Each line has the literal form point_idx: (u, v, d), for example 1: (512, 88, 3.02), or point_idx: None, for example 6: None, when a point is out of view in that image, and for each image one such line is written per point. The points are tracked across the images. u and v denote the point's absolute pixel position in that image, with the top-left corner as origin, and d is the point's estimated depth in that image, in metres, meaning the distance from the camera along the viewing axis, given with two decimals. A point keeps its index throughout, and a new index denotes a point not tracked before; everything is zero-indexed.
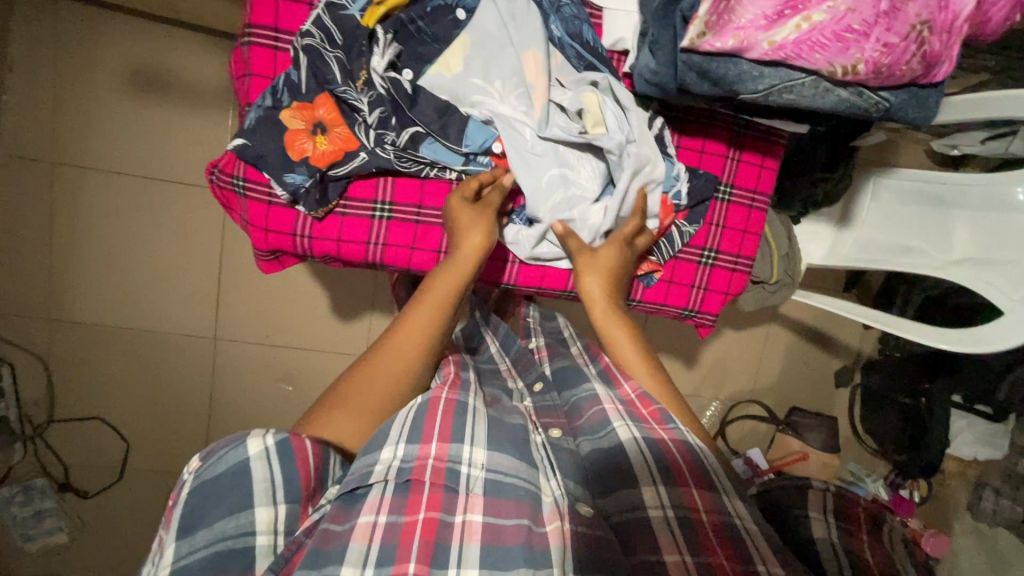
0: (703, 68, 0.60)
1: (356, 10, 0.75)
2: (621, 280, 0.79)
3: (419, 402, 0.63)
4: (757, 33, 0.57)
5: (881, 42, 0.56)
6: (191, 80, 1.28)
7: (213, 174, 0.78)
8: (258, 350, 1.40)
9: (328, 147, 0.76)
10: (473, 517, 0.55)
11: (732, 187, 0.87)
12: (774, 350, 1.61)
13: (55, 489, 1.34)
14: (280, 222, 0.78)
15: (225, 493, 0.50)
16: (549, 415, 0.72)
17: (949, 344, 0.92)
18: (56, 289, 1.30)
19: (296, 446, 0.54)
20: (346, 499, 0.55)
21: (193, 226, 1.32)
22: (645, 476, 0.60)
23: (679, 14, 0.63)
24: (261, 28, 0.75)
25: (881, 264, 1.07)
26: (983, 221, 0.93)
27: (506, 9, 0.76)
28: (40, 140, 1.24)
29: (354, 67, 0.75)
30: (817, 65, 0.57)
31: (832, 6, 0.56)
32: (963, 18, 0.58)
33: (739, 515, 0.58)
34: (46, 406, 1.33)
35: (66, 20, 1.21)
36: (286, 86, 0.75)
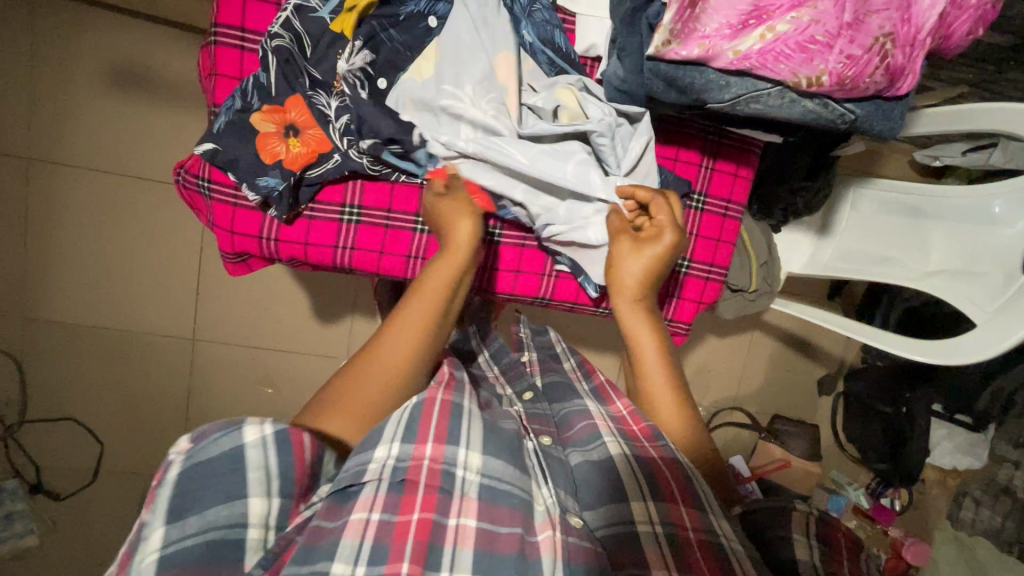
0: (669, 76, 0.60)
1: (328, 13, 0.74)
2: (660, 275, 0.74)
3: (414, 401, 0.59)
4: (721, 42, 0.57)
5: (844, 53, 0.56)
6: (172, 77, 1.27)
7: (179, 174, 0.77)
8: (237, 351, 1.38)
9: (300, 153, 0.74)
10: (467, 522, 0.53)
11: (706, 195, 0.85)
12: (758, 358, 1.61)
13: (27, 491, 1.31)
14: (246, 224, 0.76)
15: (220, 478, 0.48)
16: (540, 423, 0.70)
17: (922, 356, 0.92)
18: (30, 287, 1.28)
19: (293, 437, 0.51)
20: (338, 495, 0.52)
21: (171, 224, 1.31)
22: (635, 491, 0.59)
23: (645, 21, 0.64)
24: (227, 28, 0.74)
25: (860, 274, 1.05)
26: (959, 235, 0.93)
27: (478, 14, 0.75)
28: (16, 136, 1.22)
29: (329, 76, 0.75)
30: (781, 76, 0.57)
31: (796, 16, 0.55)
32: (925, 31, 0.58)
33: (725, 535, 0.56)
34: (19, 407, 1.31)
35: (43, 16, 1.19)
36: (254, 88, 0.73)
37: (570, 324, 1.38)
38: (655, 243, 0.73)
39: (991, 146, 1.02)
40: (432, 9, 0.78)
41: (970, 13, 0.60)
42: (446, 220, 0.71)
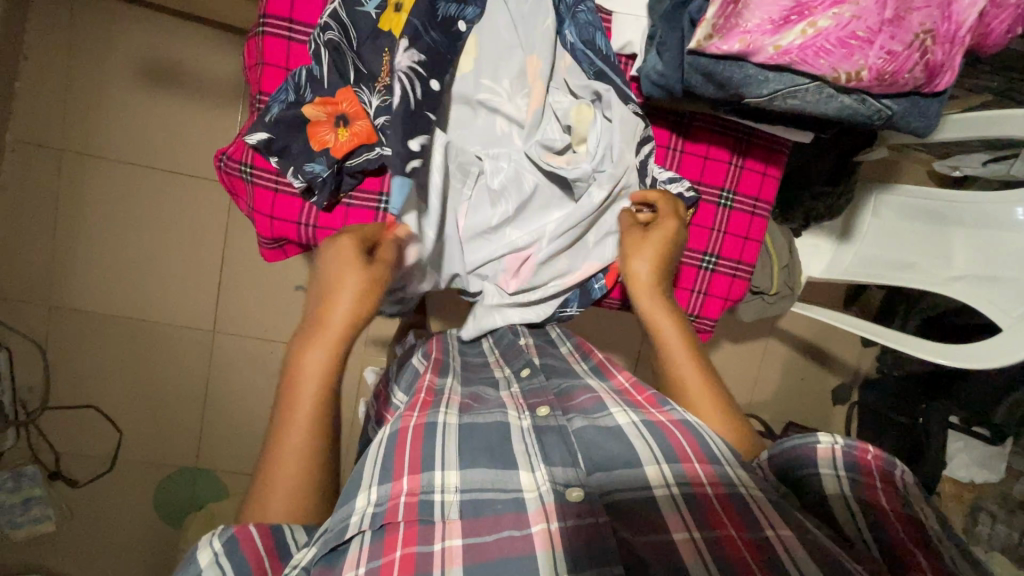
0: (708, 70, 0.61)
1: (373, 7, 0.72)
2: (671, 254, 0.77)
3: (387, 435, 0.62)
4: (763, 37, 0.57)
5: (884, 49, 0.57)
6: (204, 73, 1.30)
7: (220, 160, 0.76)
8: (256, 344, 1.39)
9: (348, 141, 0.72)
10: (453, 543, 0.52)
11: (734, 193, 0.85)
12: (772, 365, 1.61)
13: (45, 477, 1.33)
14: (286, 210, 0.76)
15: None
16: (538, 395, 0.70)
17: (945, 359, 0.92)
18: (57, 275, 1.30)
19: (243, 535, 0.50)
20: (328, 557, 0.50)
21: (196, 217, 1.33)
22: (648, 456, 0.60)
23: (687, 16, 0.64)
24: (275, 18, 0.74)
25: (881, 279, 1.05)
26: (979, 238, 0.92)
27: (517, 11, 0.77)
28: (51, 127, 1.25)
29: (375, 68, 0.72)
30: (822, 71, 0.58)
31: (839, 12, 0.56)
32: (965, 29, 0.59)
33: (742, 482, 0.58)
34: (41, 393, 1.32)
35: (83, 11, 1.23)
36: (308, 81, 0.72)
37: (587, 325, 1.39)
38: (655, 234, 0.77)
39: (1011, 157, 1.03)
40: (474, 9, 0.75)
41: (1009, 12, 0.61)
42: (330, 289, 0.64)
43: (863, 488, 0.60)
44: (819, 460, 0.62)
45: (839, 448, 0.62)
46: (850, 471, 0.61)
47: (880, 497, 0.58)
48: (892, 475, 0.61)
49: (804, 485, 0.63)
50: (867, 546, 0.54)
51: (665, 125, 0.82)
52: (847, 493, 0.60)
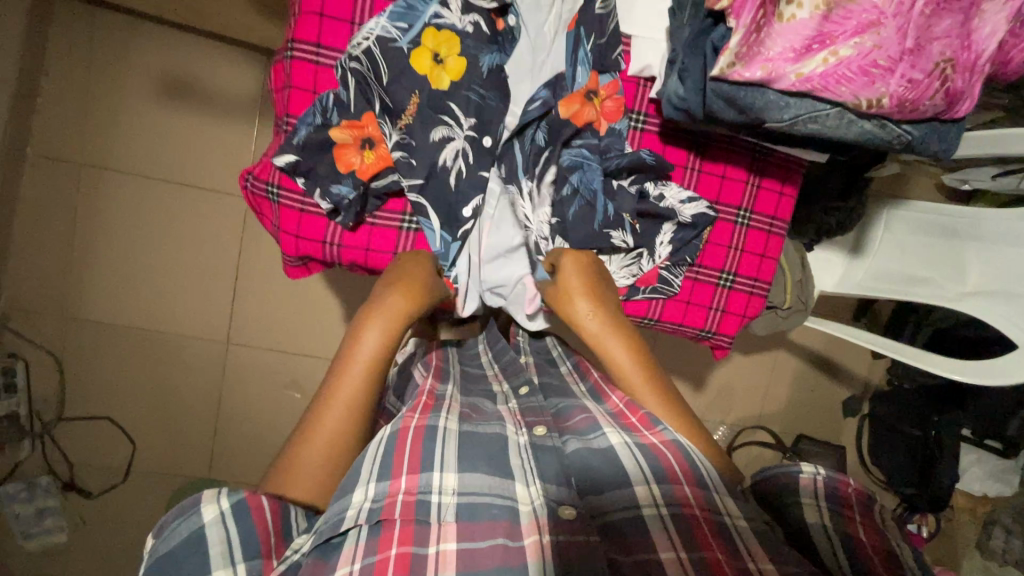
0: (730, 96, 0.62)
1: (406, 42, 0.66)
2: (606, 294, 0.73)
3: (388, 434, 0.60)
4: (785, 65, 0.59)
5: (905, 77, 0.58)
6: (219, 87, 1.32)
7: (246, 181, 0.74)
8: (268, 356, 1.40)
9: (375, 163, 0.70)
10: (447, 546, 0.52)
11: (751, 212, 0.83)
12: (782, 376, 1.61)
13: (59, 488, 1.33)
14: (311, 229, 0.73)
15: (181, 565, 0.48)
16: (535, 414, 0.69)
17: (964, 375, 0.91)
18: (73, 287, 1.32)
19: (252, 503, 0.52)
20: (322, 549, 0.51)
21: (210, 229, 1.35)
22: (638, 474, 0.58)
23: (710, 43, 0.64)
24: (303, 43, 0.69)
25: (893, 293, 1.03)
26: (997, 255, 0.92)
27: (534, 34, 0.72)
28: (70, 142, 1.28)
29: (398, 103, 0.68)
30: (843, 97, 0.59)
31: (860, 41, 0.57)
32: (985, 58, 0.60)
33: (729, 512, 0.57)
34: (56, 404, 1.34)
35: (103, 30, 1.26)
36: (334, 105, 0.68)
37: None
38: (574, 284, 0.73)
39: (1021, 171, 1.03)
40: (490, 54, 0.69)
41: None
42: (394, 280, 0.70)
43: (843, 520, 0.60)
44: (801, 490, 0.64)
45: (820, 479, 0.65)
46: (829, 500, 0.63)
47: (860, 531, 0.59)
48: (870, 504, 0.64)
49: (789, 508, 0.64)
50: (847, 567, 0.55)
51: (682, 146, 0.79)
52: (829, 521, 0.61)
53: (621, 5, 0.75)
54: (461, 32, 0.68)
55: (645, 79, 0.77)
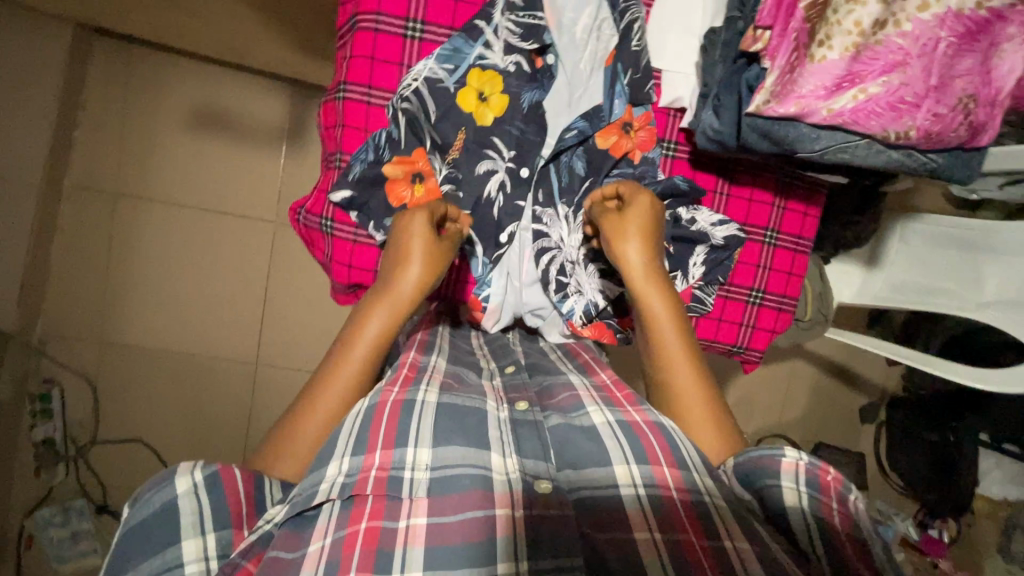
0: (765, 130, 0.67)
1: (453, 83, 0.71)
2: (657, 240, 0.70)
3: (365, 406, 0.56)
4: (816, 101, 0.64)
5: (931, 112, 0.63)
6: (249, 117, 1.36)
7: (301, 215, 0.78)
8: (296, 376, 1.43)
9: (426, 196, 0.71)
10: (417, 521, 0.49)
11: (778, 232, 0.86)
12: (799, 384, 1.63)
13: (93, 512, 1.34)
14: (364, 259, 0.76)
15: (154, 533, 0.47)
16: (517, 390, 0.66)
17: (986, 384, 0.94)
18: (108, 313, 1.35)
19: (226, 477, 0.51)
20: (295, 521, 0.49)
21: (240, 254, 1.38)
22: (616, 454, 0.55)
23: (744, 82, 0.69)
24: (356, 85, 0.73)
25: (911, 303, 1.06)
26: (1014, 268, 0.95)
27: (570, 70, 0.76)
28: (105, 173, 1.32)
29: (447, 139, 0.72)
30: (872, 131, 0.64)
31: (887, 80, 0.62)
32: (1005, 92, 0.64)
33: (708, 491, 0.53)
34: (90, 428, 1.36)
35: (137, 66, 1.31)
36: (386, 142, 0.71)
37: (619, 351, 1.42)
38: (631, 219, 0.69)
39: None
40: (531, 91, 0.74)
41: None
42: (401, 256, 0.65)
43: (819, 504, 0.53)
44: (780, 475, 0.55)
45: (801, 465, 0.55)
46: (811, 487, 0.54)
47: (835, 516, 0.53)
48: (847, 491, 0.54)
49: (765, 493, 0.56)
50: (821, 567, 0.50)
51: (711, 171, 0.83)
52: (806, 513, 0.53)
53: (653, 40, 0.78)
54: (504, 71, 0.72)
55: (675, 111, 0.80)
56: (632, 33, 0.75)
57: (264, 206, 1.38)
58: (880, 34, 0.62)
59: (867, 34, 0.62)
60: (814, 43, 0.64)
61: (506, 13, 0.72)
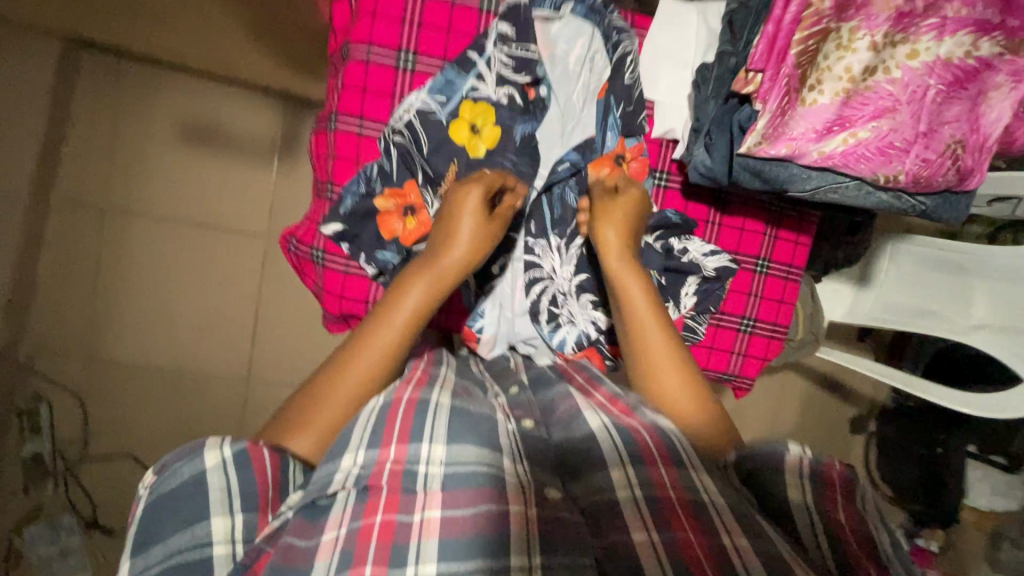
0: (756, 169, 0.69)
1: (445, 114, 0.72)
2: (638, 231, 0.73)
3: (379, 404, 0.57)
4: (809, 144, 0.66)
5: (920, 157, 0.66)
6: (241, 131, 1.35)
7: (291, 243, 0.77)
8: (289, 390, 1.42)
9: (416, 229, 0.72)
10: (432, 513, 0.48)
11: (769, 261, 0.86)
12: (791, 397, 1.65)
13: (82, 527, 1.30)
14: (356, 289, 0.76)
15: (184, 505, 0.50)
16: (523, 409, 0.65)
17: (970, 409, 0.97)
18: (98, 328, 1.34)
19: (254, 456, 0.53)
20: (309, 510, 0.50)
21: (232, 268, 1.38)
22: (613, 456, 0.56)
23: (737, 122, 0.71)
24: (346, 116, 0.74)
25: (902, 324, 1.07)
26: (1003, 293, 0.95)
27: (563, 104, 0.77)
28: (94, 188, 1.30)
29: (438, 172, 0.72)
30: (863, 173, 0.67)
31: (878, 125, 0.65)
32: (993, 139, 0.68)
33: (705, 487, 0.53)
34: (80, 444, 1.34)
35: (126, 78, 1.29)
36: (378, 175, 0.72)
37: None
38: (615, 206, 0.72)
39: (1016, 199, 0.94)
40: (524, 123, 0.74)
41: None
42: (448, 227, 0.68)
43: (825, 500, 0.54)
44: (784, 467, 0.57)
45: (805, 459, 0.57)
46: (814, 480, 0.56)
47: (841, 513, 0.53)
48: (854, 488, 0.56)
49: (763, 487, 0.57)
50: (824, 550, 0.49)
51: (704, 202, 0.84)
52: (809, 503, 0.54)
53: (648, 71, 0.80)
54: (496, 103, 0.73)
55: (667, 141, 0.82)
56: (625, 66, 0.76)
57: (257, 221, 1.37)
58: (870, 80, 0.65)
59: (857, 80, 0.65)
60: (806, 87, 0.66)
61: (498, 45, 0.73)
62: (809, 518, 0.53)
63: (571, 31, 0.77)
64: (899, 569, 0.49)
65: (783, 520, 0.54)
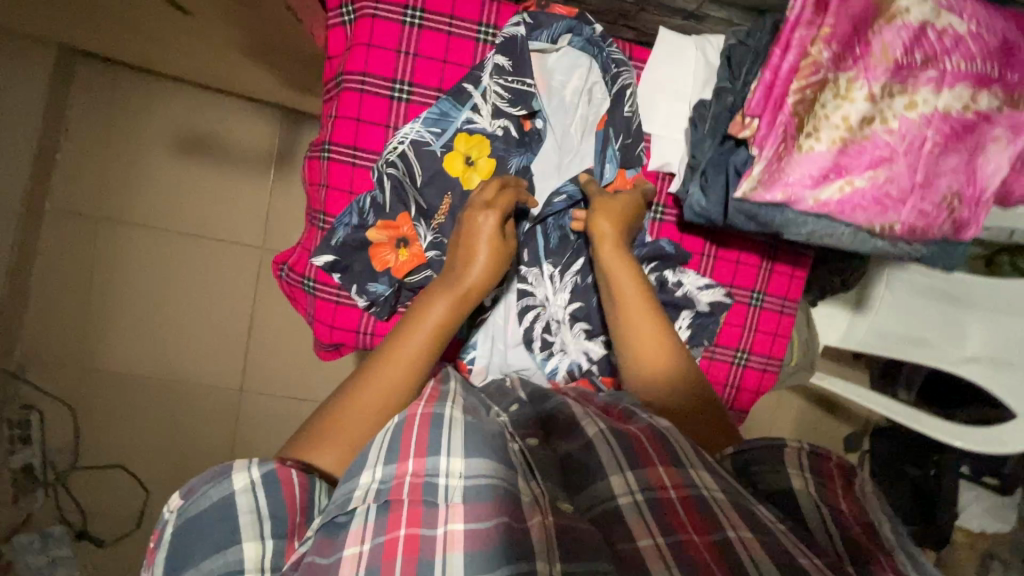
0: (751, 213, 0.73)
1: (439, 147, 0.75)
2: (631, 226, 0.74)
3: (393, 423, 0.54)
4: (804, 190, 0.70)
5: (916, 208, 0.71)
6: (237, 141, 1.34)
7: (283, 272, 0.81)
8: (282, 401, 1.41)
9: (408, 261, 0.75)
10: (455, 526, 0.46)
11: (764, 295, 0.87)
12: (786, 415, 1.64)
13: (71, 537, 1.31)
14: (345, 319, 0.78)
15: (212, 529, 0.47)
16: (528, 428, 0.63)
17: (965, 443, 0.97)
18: (90, 338, 1.33)
19: (282, 476, 0.50)
20: (328, 529, 0.47)
21: (227, 279, 1.37)
22: (611, 462, 0.54)
23: (732, 166, 0.75)
24: (341, 146, 0.77)
25: (895, 352, 1.08)
26: (997, 323, 1.00)
27: (560, 135, 0.81)
28: (88, 197, 1.30)
29: (433, 205, 0.75)
30: (859, 220, 0.71)
31: (873, 176, 0.69)
32: (987, 194, 0.73)
33: (706, 484, 0.51)
34: (69, 454, 1.33)
35: (122, 88, 1.29)
36: (370, 207, 0.74)
37: None
38: (610, 201, 0.73)
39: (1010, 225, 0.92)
40: (519, 155, 0.78)
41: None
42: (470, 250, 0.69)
43: (829, 492, 0.55)
44: (787, 463, 0.58)
45: (803, 451, 0.59)
46: (815, 474, 0.56)
47: (843, 503, 0.54)
48: (855, 479, 0.57)
49: (761, 477, 0.57)
50: (832, 544, 0.49)
51: (699, 235, 0.84)
52: (812, 492, 0.55)
53: (644, 105, 0.82)
54: (491, 135, 0.77)
55: (663, 175, 0.84)
56: (624, 99, 0.79)
57: (252, 232, 1.36)
58: (868, 131, 0.69)
59: (855, 130, 0.69)
60: (803, 134, 0.70)
61: (494, 77, 0.76)
62: (815, 506, 0.54)
63: (567, 64, 0.81)
64: (905, 560, 0.49)
65: (789, 507, 0.54)
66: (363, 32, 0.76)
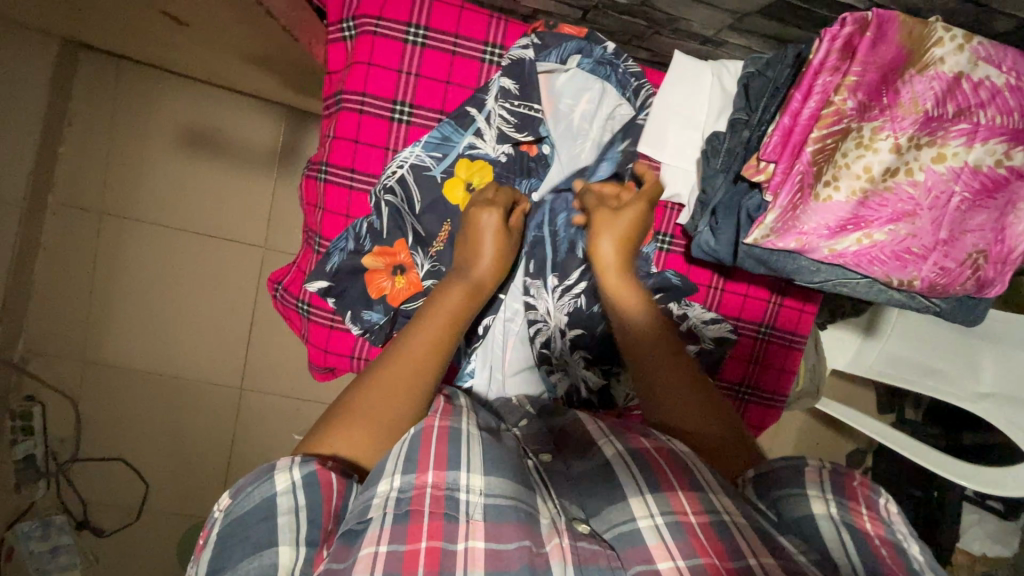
0: (762, 258, 0.72)
1: (440, 172, 0.75)
2: (639, 238, 0.72)
3: (411, 433, 0.52)
4: (819, 240, 0.68)
5: (937, 264, 0.69)
6: (241, 138, 1.32)
7: (278, 292, 0.82)
8: (282, 400, 1.41)
9: (405, 288, 0.75)
10: (476, 543, 0.44)
11: (772, 329, 0.84)
12: (788, 431, 1.62)
13: (73, 526, 1.32)
14: (339, 345, 0.79)
15: (251, 529, 0.45)
16: (542, 444, 0.62)
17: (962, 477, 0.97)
18: (93, 332, 1.33)
19: (323, 478, 0.48)
20: (348, 536, 0.45)
21: (229, 276, 1.36)
22: (631, 483, 0.51)
23: (744, 211, 0.72)
24: (338, 169, 0.76)
25: (904, 381, 1.06)
26: (1009, 362, 0.96)
27: (566, 157, 0.79)
28: (91, 191, 1.29)
29: (431, 233, 0.75)
30: (875, 274, 0.70)
31: (893, 230, 0.68)
32: (1016, 253, 0.71)
33: (726, 508, 0.48)
34: (71, 445, 1.34)
35: (126, 81, 1.27)
36: (367, 232, 0.74)
37: None
38: (620, 220, 0.70)
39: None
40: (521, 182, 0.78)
41: None
42: (474, 239, 0.70)
43: (852, 514, 0.49)
44: (803, 481, 0.52)
45: (825, 472, 0.52)
46: (837, 494, 0.50)
47: (867, 524, 0.48)
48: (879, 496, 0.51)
49: (784, 501, 0.51)
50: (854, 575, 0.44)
51: (707, 267, 0.82)
52: (834, 515, 0.49)
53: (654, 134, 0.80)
54: (493, 160, 0.76)
55: (673, 206, 0.82)
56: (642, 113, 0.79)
57: (255, 231, 1.35)
58: (890, 181, 0.68)
59: (876, 180, 0.68)
60: (821, 183, 0.68)
61: (500, 100, 0.75)
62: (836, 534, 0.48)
63: (576, 86, 0.79)
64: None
65: (807, 535, 0.49)
66: (363, 50, 0.75)
